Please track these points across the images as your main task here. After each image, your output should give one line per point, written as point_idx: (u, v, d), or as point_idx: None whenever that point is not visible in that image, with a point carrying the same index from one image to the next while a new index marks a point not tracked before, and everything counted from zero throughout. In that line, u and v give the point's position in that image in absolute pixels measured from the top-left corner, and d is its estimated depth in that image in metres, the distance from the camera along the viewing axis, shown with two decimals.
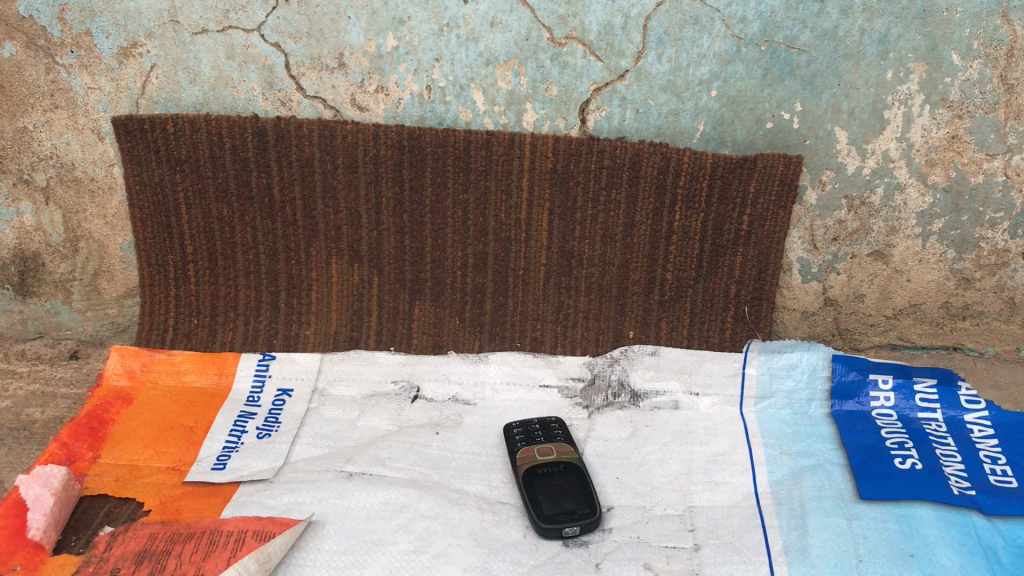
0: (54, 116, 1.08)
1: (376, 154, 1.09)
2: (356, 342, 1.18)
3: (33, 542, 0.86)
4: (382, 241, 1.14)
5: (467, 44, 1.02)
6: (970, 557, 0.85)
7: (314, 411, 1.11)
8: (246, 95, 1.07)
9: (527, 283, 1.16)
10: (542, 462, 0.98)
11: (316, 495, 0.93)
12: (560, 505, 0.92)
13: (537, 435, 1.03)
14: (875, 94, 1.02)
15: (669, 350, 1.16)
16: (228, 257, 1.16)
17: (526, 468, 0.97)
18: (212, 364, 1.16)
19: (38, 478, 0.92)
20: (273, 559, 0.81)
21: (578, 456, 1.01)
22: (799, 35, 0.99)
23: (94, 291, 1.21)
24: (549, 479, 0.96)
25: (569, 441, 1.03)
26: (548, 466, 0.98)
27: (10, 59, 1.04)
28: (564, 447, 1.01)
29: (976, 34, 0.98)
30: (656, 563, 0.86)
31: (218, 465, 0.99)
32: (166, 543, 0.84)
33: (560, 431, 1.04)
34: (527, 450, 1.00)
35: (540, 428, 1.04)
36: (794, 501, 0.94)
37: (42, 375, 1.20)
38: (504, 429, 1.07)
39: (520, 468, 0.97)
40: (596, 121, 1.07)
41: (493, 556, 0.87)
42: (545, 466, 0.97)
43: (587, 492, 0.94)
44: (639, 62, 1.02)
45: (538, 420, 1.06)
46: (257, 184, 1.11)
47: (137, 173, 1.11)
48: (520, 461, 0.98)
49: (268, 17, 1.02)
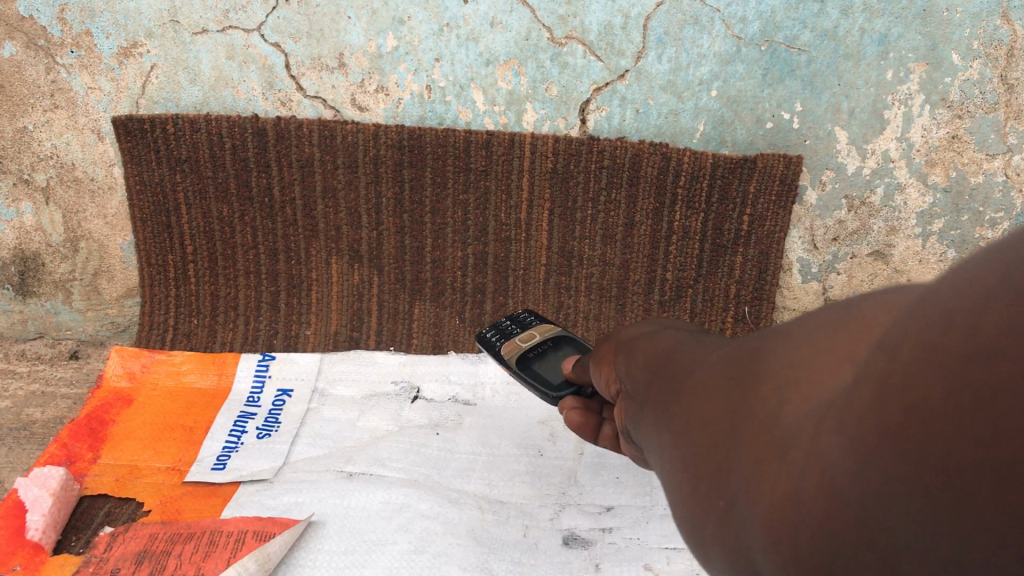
0: (54, 116, 1.08)
1: (376, 154, 1.10)
2: (357, 342, 1.18)
3: (33, 542, 0.87)
4: (382, 241, 1.14)
5: (467, 44, 1.02)
6: None
7: (314, 411, 1.10)
8: (247, 95, 1.07)
9: (527, 283, 1.16)
10: (529, 348, 0.96)
11: (316, 495, 0.93)
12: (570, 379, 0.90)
13: (511, 329, 1.00)
14: (875, 94, 1.02)
15: None
16: (228, 257, 1.16)
17: (520, 359, 0.94)
18: (212, 364, 1.15)
19: (37, 480, 0.93)
20: (273, 559, 0.81)
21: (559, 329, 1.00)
22: (799, 34, 0.99)
23: (94, 291, 1.21)
24: (546, 365, 0.93)
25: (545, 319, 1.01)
26: (537, 348, 0.96)
27: (10, 59, 1.04)
28: (544, 327, 0.99)
29: (976, 34, 0.98)
30: (656, 564, 0.88)
31: (218, 465, 1.00)
32: (167, 543, 0.84)
33: (533, 318, 1.02)
34: (509, 344, 0.97)
35: (514, 324, 1.01)
36: None
37: (42, 375, 1.21)
38: (476, 339, 1.00)
39: (514, 362, 0.93)
40: (596, 121, 1.07)
41: (493, 556, 0.87)
42: (535, 350, 0.96)
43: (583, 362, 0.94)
44: (639, 62, 1.02)
45: (509, 317, 1.03)
46: (258, 183, 1.12)
47: (137, 173, 1.11)
48: (511, 355, 0.94)
49: (268, 18, 1.02)
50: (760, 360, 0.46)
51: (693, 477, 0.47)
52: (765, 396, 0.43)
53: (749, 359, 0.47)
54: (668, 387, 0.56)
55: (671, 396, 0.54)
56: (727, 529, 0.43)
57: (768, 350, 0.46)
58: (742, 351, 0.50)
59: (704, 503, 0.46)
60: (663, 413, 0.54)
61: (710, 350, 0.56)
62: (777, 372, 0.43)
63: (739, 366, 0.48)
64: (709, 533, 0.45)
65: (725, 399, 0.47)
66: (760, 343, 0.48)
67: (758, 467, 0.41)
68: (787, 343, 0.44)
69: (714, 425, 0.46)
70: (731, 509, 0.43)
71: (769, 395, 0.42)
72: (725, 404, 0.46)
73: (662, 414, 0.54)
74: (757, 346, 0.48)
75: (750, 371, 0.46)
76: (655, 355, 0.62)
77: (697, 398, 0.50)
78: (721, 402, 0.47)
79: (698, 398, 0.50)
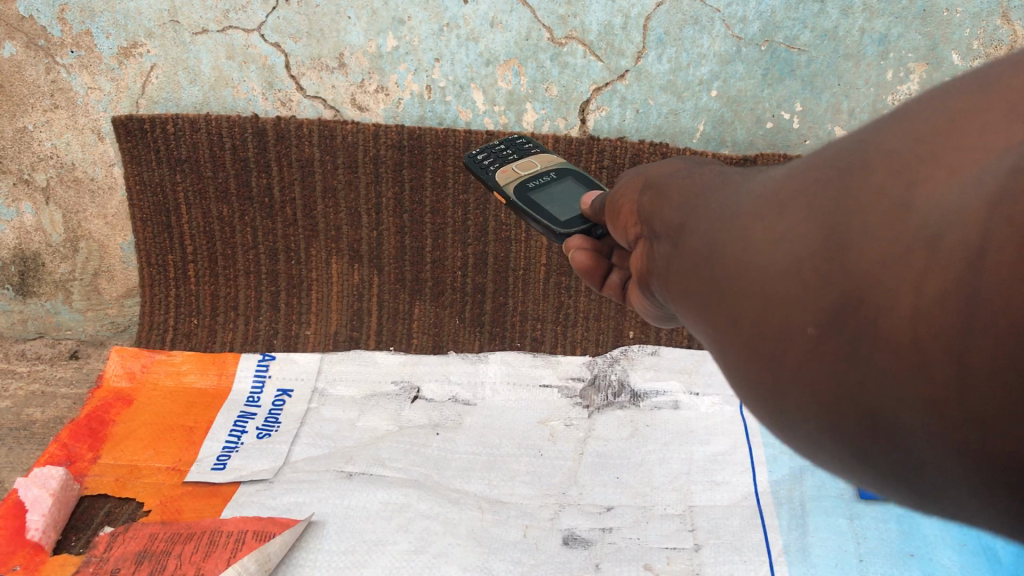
0: (54, 116, 1.08)
1: (376, 154, 1.10)
2: (356, 342, 1.18)
3: (33, 542, 0.88)
4: (382, 241, 1.14)
5: (467, 44, 1.02)
6: (970, 557, 0.87)
7: (315, 411, 1.10)
8: (247, 95, 1.07)
9: (527, 283, 1.16)
10: (528, 177, 0.82)
11: (317, 495, 0.93)
12: (575, 210, 0.76)
13: (507, 155, 0.87)
14: (875, 94, 1.02)
15: (669, 351, 1.15)
16: (228, 257, 1.16)
17: (515, 185, 0.81)
18: (212, 363, 1.15)
19: (37, 480, 0.94)
20: (273, 559, 0.81)
21: (563, 163, 0.86)
22: (799, 34, 0.99)
23: (94, 291, 1.21)
24: (545, 189, 0.81)
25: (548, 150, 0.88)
26: (537, 178, 0.82)
27: (10, 59, 1.04)
28: (544, 156, 0.86)
29: (976, 34, 0.98)
30: (657, 563, 0.87)
31: (218, 465, 1.00)
32: (166, 543, 0.84)
33: (532, 147, 0.88)
34: (504, 170, 0.84)
35: (510, 148, 0.88)
36: (794, 501, 0.94)
37: (42, 375, 1.21)
38: (466, 163, 0.88)
39: (509, 187, 0.81)
40: (596, 121, 1.07)
41: (493, 556, 0.87)
42: (535, 179, 0.82)
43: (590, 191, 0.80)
44: (639, 62, 1.02)
45: (502, 141, 0.90)
46: (258, 183, 1.12)
47: (137, 173, 1.11)
48: (505, 181, 0.82)
49: (268, 17, 1.01)
50: (860, 151, 0.34)
51: (761, 305, 0.34)
52: (887, 186, 0.31)
53: (836, 154, 0.36)
54: (706, 213, 0.42)
55: (710, 220, 0.41)
56: (819, 365, 0.32)
57: (868, 141, 0.35)
58: (815, 155, 0.38)
59: (779, 335, 0.33)
60: (695, 242, 0.41)
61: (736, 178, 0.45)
62: (904, 162, 0.32)
63: (824, 161, 0.36)
64: (787, 375, 0.33)
65: (812, 197, 0.34)
66: (842, 141, 0.37)
67: (866, 296, 0.30)
68: (902, 129, 0.34)
69: (795, 235, 0.34)
70: (828, 340, 0.31)
71: (898, 184, 0.31)
72: (814, 205, 0.34)
73: (701, 242, 0.40)
74: (839, 143, 0.37)
75: (843, 165, 0.34)
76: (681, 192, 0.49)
77: (761, 207, 0.37)
78: (804, 204, 0.35)
79: (757, 209, 0.37)
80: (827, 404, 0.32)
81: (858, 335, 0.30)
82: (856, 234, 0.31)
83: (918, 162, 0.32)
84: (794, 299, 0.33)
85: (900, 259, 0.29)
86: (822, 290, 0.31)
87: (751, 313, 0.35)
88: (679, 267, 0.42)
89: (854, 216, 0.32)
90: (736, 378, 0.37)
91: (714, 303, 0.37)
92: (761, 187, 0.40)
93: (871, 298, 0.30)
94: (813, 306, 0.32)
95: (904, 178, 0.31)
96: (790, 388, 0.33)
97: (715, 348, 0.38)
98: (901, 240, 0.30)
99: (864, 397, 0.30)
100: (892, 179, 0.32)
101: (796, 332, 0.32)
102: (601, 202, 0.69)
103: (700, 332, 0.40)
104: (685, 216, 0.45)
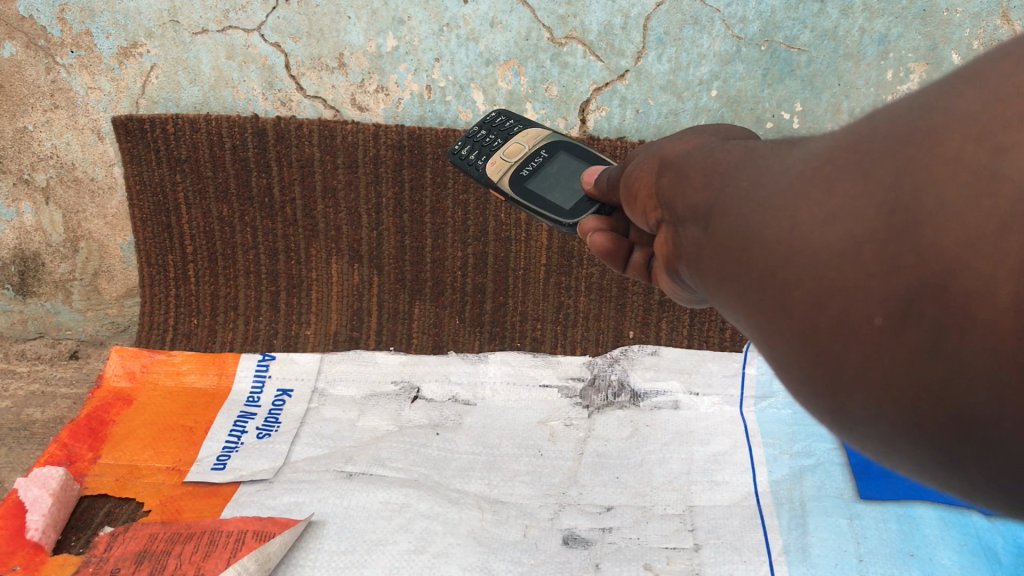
0: (54, 116, 1.08)
1: (376, 154, 1.10)
2: (357, 341, 1.17)
3: (33, 542, 0.88)
4: (382, 241, 1.14)
5: (467, 44, 1.02)
6: (971, 557, 0.87)
7: (315, 411, 1.10)
8: (247, 95, 1.07)
9: (527, 283, 1.15)
10: (518, 164, 0.82)
11: (317, 495, 0.93)
12: (576, 193, 0.77)
13: (489, 141, 0.86)
14: (875, 94, 1.02)
15: (669, 350, 1.15)
16: (228, 257, 1.16)
17: (510, 177, 0.81)
18: (212, 363, 1.15)
19: (37, 480, 0.94)
20: (273, 559, 0.81)
21: (546, 135, 0.85)
22: (799, 35, 0.99)
23: (94, 291, 1.21)
24: (541, 173, 0.81)
25: (529, 124, 0.87)
26: (529, 163, 0.82)
27: (10, 59, 1.04)
28: (529, 135, 0.85)
29: (976, 34, 0.98)
30: (657, 563, 0.87)
31: (218, 465, 1.00)
32: (166, 543, 0.84)
33: (514, 126, 0.87)
34: (493, 162, 0.83)
35: (491, 133, 0.87)
36: (794, 501, 0.94)
37: (42, 375, 1.21)
38: (450, 157, 0.86)
39: (505, 181, 0.81)
40: (596, 121, 1.07)
41: (493, 556, 0.87)
42: (527, 166, 0.82)
43: (584, 165, 0.80)
44: (639, 62, 1.02)
45: (479, 125, 0.88)
46: (258, 183, 1.12)
47: (137, 173, 1.12)
48: (499, 175, 0.81)
49: (268, 18, 1.01)
50: (929, 114, 0.32)
51: (819, 293, 0.33)
52: (966, 155, 0.30)
53: (896, 120, 0.34)
54: (746, 194, 0.41)
55: (753, 201, 0.39)
56: (888, 357, 0.31)
57: (936, 102, 0.33)
58: (870, 120, 0.36)
59: (841, 325, 0.32)
60: (734, 229, 0.40)
61: (770, 155, 0.44)
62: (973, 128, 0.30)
63: (883, 129, 0.34)
64: (852, 368, 0.32)
65: (872, 171, 0.33)
66: (901, 104, 0.35)
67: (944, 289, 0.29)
68: (976, 87, 0.32)
69: (852, 216, 0.32)
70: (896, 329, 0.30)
71: (981, 151, 0.30)
72: (875, 180, 0.32)
73: (742, 227, 0.39)
74: (898, 107, 0.35)
75: (908, 132, 0.33)
76: (714, 169, 0.47)
77: (809, 187, 0.36)
78: (862, 180, 0.33)
79: (807, 187, 0.36)
80: (900, 398, 0.31)
81: (937, 324, 0.29)
82: (929, 214, 0.29)
83: (1002, 124, 0.30)
84: (858, 286, 0.31)
85: (987, 242, 0.28)
86: (890, 275, 0.30)
87: (808, 301, 0.33)
88: (721, 253, 0.41)
89: (924, 192, 0.30)
90: (791, 368, 0.36)
91: (767, 291, 0.36)
92: (807, 162, 0.38)
93: (953, 284, 0.29)
94: (880, 295, 0.30)
95: (988, 143, 0.30)
96: (856, 381, 0.32)
97: (767, 338, 0.37)
98: (986, 217, 0.28)
99: (946, 390, 0.30)
100: (972, 147, 0.30)
101: (860, 322, 0.31)
102: (607, 182, 0.70)
103: (749, 321, 0.39)
104: (722, 200, 0.43)
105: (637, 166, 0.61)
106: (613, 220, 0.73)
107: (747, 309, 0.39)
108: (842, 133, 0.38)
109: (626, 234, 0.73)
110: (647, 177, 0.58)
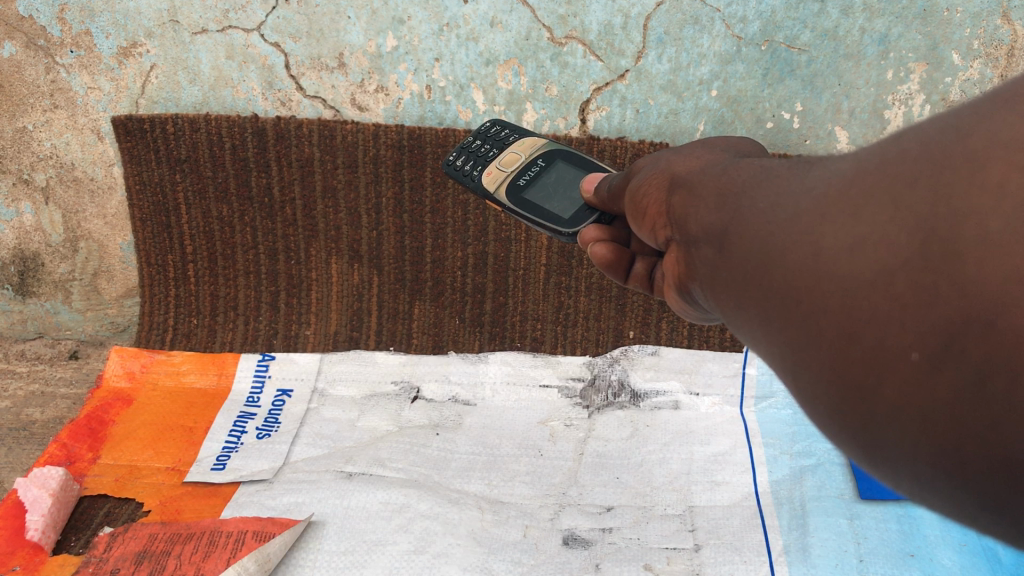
0: (54, 116, 1.08)
1: (376, 154, 1.10)
2: (357, 342, 1.17)
3: (32, 543, 0.88)
4: (382, 241, 1.14)
5: (467, 44, 1.02)
6: (971, 557, 0.87)
7: (314, 411, 1.10)
8: (247, 95, 1.07)
9: (527, 283, 1.15)
10: (515, 173, 0.82)
11: (317, 495, 0.93)
12: (574, 201, 0.77)
13: (484, 151, 0.85)
14: (875, 94, 1.02)
15: (669, 351, 1.14)
16: (229, 257, 1.16)
17: (506, 186, 0.81)
18: (212, 364, 1.15)
19: (37, 480, 0.94)
20: (273, 559, 0.81)
21: (542, 144, 0.85)
22: (799, 34, 0.99)
23: (94, 291, 1.21)
24: (537, 182, 0.80)
25: (525, 134, 0.87)
26: (526, 173, 0.82)
27: (10, 59, 1.04)
28: (525, 144, 0.85)
29: (976, 34, 0.99)
30: (657, 564, 0.87)
31: (217, 465, 0.99)
32: (166, 543, 0.84)
33: (511, 136, 0.87)
34: (489, 171, 0.83)
35: (486, 143, 0.87)
36: (794, 501, 0.94)
37: (42, 376, 1.21)
38: (445, 166, 0.86)
39: (500, 189, 0.81)
40: (596, 121, 1.07)
41: (493, 556, 0.87)
42: (524, 175, 0.81)
43: (582, 173, 0.81)
44: (639, 62, 1.02)
45: (474, 134, 0.88)
46: (258, 183, 1.12)
47: (137, 173, 1.11)
48: (495, 185, 0.81)
49: (268, 17, 1.01)
50: (965, 138, 0.33)
51: (851, 324, 0.33)
52: (1010, 182, 0.30)
53: (927, 142, 0.34)
54: (768, 216, 0.41)
55: (775, 223, 0.39)
56: (929, 394, 0.30)
57: (971, 127, 0.33)
58: (897, 142, 0.37)
59: (877, 359, 0.32)
60: (758, 252, 0.40)
61: (789, 172, 0.44)
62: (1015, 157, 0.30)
63: (914, 150, 0.35)
64: (889, 403, 0.32)
65: (903, 197, 0.33)
66: (931, 125, 0.36)
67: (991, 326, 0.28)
68: (1015, 111, 0.32)
69: (883, 244, 0.32)
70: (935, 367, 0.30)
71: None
72: (907, 206, 0.32)
73: (766, 250, 0.39)
74: (926, 128, 0.36)
75: (940, 157, 0.33)
76: (728, 188, 0.47)
77: (836, 211, 0.36)
78: (891, 205, 0.33)
79: (833, 212, 0.36)
80: (938, 437, 0.31)
81: (981, 366, 0.29)
82: (970, 244, 0.29)
83: None
84: (893, 318, 0.31)
85: None
86: (927, 309, 0.30)
87: (839, 330, 0.34)
88: (744, 277, 0.41)
89: (965, 223, 0.30)
90: (820, 397, 0.36)
91: (795, 319, 0.36)
92: (830, 183, 0.38)
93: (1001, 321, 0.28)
94: (916, 329, 0.30)
95: None
96: (892, 415, 0.32)
97: (794, 365, 0.37)
98: None
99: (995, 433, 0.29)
100: (1015, 171, 0.30)
101: (897, 355, 0.31)
102: (608, 189, 0.70)
103: (774, 347, 0.39)
104: (741, 219, 0.43)
105: (643, 180, 0.60)
106: (613, 228, 0.73)
107: (774, 336, 0.39)
108: (868, 152, 0.38)
109: (624, 240, 0.73)
110: (655, 195, 0.57)
